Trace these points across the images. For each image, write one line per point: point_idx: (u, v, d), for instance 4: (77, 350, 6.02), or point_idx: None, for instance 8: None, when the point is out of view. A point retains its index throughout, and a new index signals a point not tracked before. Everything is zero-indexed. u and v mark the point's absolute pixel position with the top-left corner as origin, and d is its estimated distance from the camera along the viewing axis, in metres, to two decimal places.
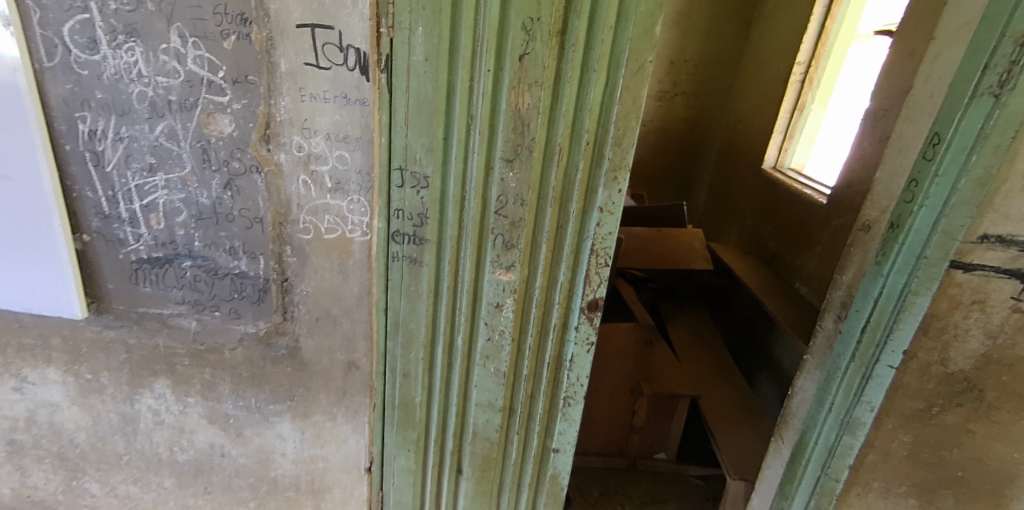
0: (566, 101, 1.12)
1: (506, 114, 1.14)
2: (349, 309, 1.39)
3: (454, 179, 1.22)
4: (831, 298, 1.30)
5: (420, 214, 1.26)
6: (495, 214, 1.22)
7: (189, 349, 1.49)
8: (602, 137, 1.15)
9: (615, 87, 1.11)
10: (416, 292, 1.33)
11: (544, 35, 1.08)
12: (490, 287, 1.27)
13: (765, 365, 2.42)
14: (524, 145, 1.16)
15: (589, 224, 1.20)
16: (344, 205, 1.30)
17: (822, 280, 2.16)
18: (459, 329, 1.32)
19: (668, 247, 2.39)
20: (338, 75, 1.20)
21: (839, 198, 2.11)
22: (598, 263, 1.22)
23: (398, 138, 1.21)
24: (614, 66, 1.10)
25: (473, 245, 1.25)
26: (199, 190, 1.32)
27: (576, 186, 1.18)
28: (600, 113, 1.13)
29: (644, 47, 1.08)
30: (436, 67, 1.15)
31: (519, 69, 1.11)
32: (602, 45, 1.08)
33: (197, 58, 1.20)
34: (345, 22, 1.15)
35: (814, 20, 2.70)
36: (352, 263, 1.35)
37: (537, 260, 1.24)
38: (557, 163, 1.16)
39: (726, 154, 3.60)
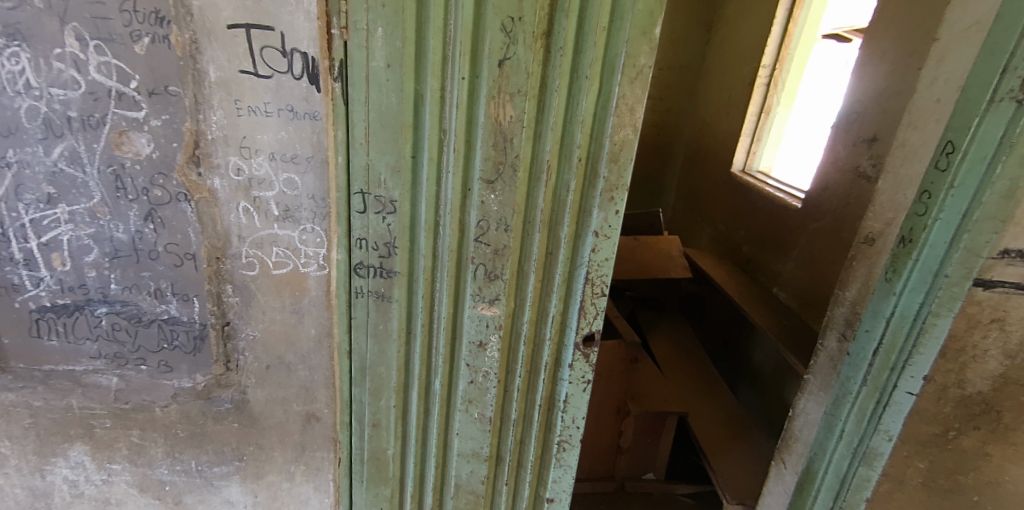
0: (555, 112, 0.98)
1: (485, 128, 0.99)
2: (305, 354, 1.20)
3: (426, 203, 1.06)
4: (834, 314, 1.38)
5: (387, 243, 1.09)
6: (475, 242, 1.06)
7: (111, 410, 1.26)
8: (596, 153, 1.01)
9: (609, 96, 0.98)
10: (385, 332, 1.16)
11: (527, 38, 0.94)
12: (471, 324, 1.12)
13: (743, 371, 2.46)
14: (506, 163, 1.01)
15: (583, 250, 1.06)
16: (295, 236, 1.11)
17: (800, 285, 2.24)
18: (436, 372, 1.17)
19: (646, 255, 2.44)
20: (282, 84, 1.01)
21: (816, 203, 2.20)
22: (593, 293, 1.09)
23: (357, 157, 1.04)
24: (608, 72, 0.97)
25: (450, 277, 1.10)
26: (113, 223, 1.09)
27: (568, 209, 1.04)
28: (592, 126, 1.00)
29: (642, 50, 0.95)
30: (400, 75, 0.99)
31: (499, 76, 0.96)
32: (595, 49, 0.95)
33: (101, 66, 0.98)
34: (289, 21, 0.96)
35: (777, 24, 2.74)
36: (307, 302, 1.16)
37: (524, 291, 1.10)
38: (546, 182, 1.02)
39: (694, 157, 3.60)
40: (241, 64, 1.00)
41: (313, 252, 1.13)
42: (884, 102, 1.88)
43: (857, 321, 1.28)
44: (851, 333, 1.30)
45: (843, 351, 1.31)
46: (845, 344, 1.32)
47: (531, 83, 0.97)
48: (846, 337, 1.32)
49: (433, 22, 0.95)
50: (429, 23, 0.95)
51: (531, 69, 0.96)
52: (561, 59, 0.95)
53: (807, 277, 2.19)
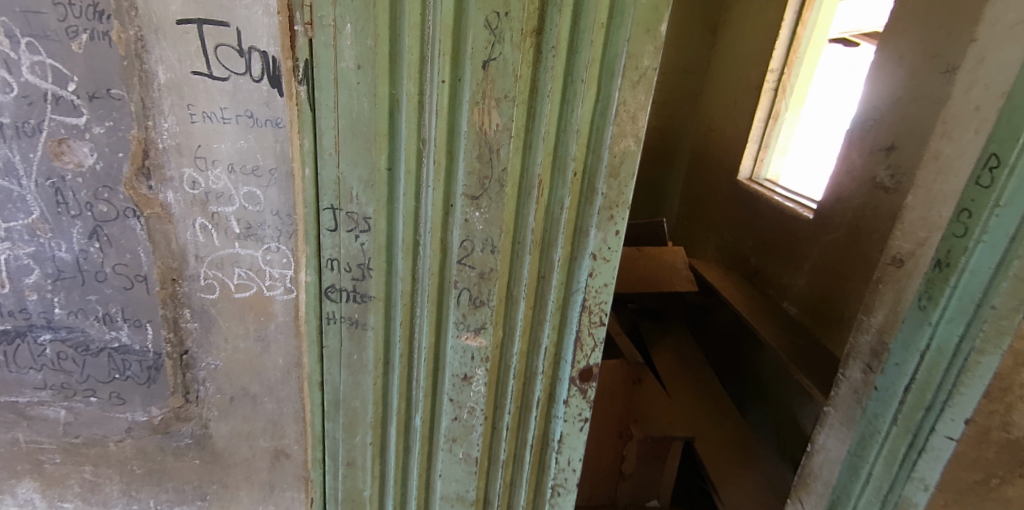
0: (546, 120, 0.87)
1: (468, 137, 0.87)
2: (271, 385, 1.08)
3: (403, 222, 0.94)
4: (859, 343, 1.30)
5: (361, 265, 0.97)
6: (457, 264, 0.95)
7: (61, 444, 1.14)
8: (593, 166, 0.90)
9: (609, 102, 0.86)
10: (358, 363, 1.04)
11: (515, 35, 0.82)
12: (454, 355, 1.00)
13: (751, 387, 2.37)
14: (493, 178, 0.89)
15: (579, 274, 0.95)
16: (258, 258, 0.99)
17: (811, 299, 2.14)
18: (417, 407, 1.05)
19: (649, 268, 2.34)
20: (239, 86, 0.89)
21: (828, 213, 2.09)
22: (591, 323, 0.98)
23: (326, 169, 0.92)
24: (606, 75, 0.86)
25: (431, 303, 0.98)
26: (54, 242, 0.97)
27: (563, 229, 0.93)
28: (590, 136, 0.89)
29: (646, 50, 0.84)
30: (373, 77, 0.87)
31: (483, 79, 0.84)
32: (591, 48, 0.83)
33: (35, 66, 0.87)
34: (246, 16, 0.85)
35: (785, 27, 2.63)
36: (273, 329, 1.04)
37: (513, 320, 0.98)
38: (537, 199, 0.91)
39: (699, 164, 3.50)
40: (193, 64, 0.88)
41: (278, 274, 1.01)
42: (903, 107, 1.76)
43: (888, 354, 1.20)
44: (877, 365, 1.24)
45: (870, 384, 1.25)
46: (871, 375, 1.24)
47: (520, 86, 0.85)
48: (873, 370, 1.24)
49: (408, 16, 0.84)
50: (404, 18, 0.84)
51: (520, 70, 0.84)
52: (554, 58, 0.84)
53: (820, 291, 2.09)
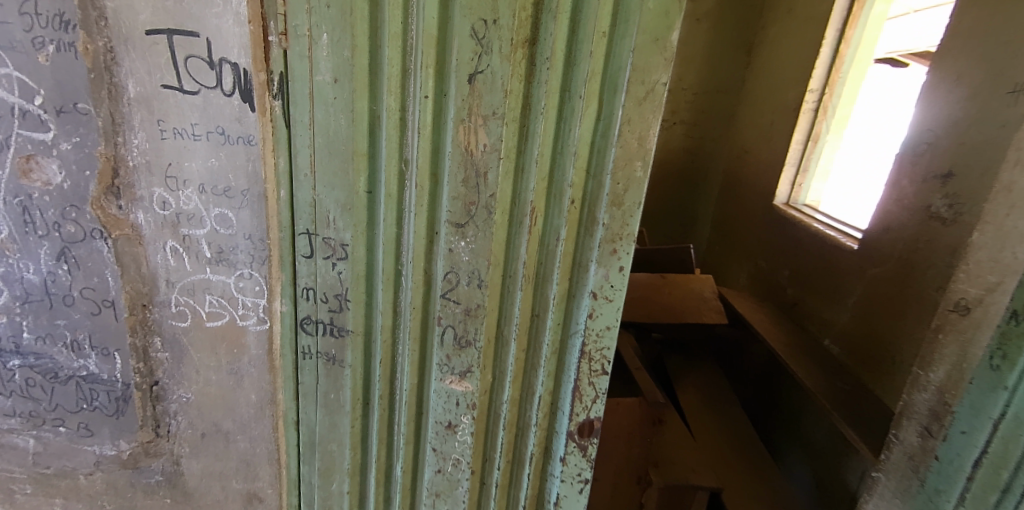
0: (540, 141, 0.77)
1: (452, 158, 0.78)
2: (243, 422, 1.00)
3: (383, 251, 0.85)
4: (915, 402, 1.18)
5: (338, 296, 0.88)
6: (441, 299, 0.85)
7: (30, 474, 1.08)
8: (593, 193, 0.79)
9: (611, 121, 0.76)
10: (334, 403, 0.94)
11: (505, 46, 0.73)
12: (438, 400, 0.90)
13: (790, 432, 2.18)
14: (480, 204, 0.80)
15: (578, 314, 0.84)
16: (231, 285, 0.92)
17: (854, 339, 1.96)
18: (397, 455, 0.95)
19: (674, 297, 2.19)
20: (211, 101, 0.82)
21: (875, 244, 1.91)
22: (591, 371, 0.87)
23: (302, 191, 0.84)
24: (608, 91, 0.75)
25: (413, 341, 0.88)
26: (22, 262, 0.92)
27: (560, 263, 0.82)
28: (590, 159, 0.78)
29: (654, 62, 0.73)
30: (351, 93, 0.79)
31: (470, 94, 0.75)
32: (591, 60, 0.73)
33: (2, 79, 0.83)
34: (215, 26, 0.78)
35: (826, 45, 2.47)
36: (245, 361, 0.96)
37: (504, 363, 0.88)
38: (530, 229, 0.81)
39: (731, 188, 3.33)
40: (161, 77, 0.82)
41: (252, 303, 0.92)
42: (962, 131, 1.59)
43: (950, 419, 1.08)
44: (937, 431, 1.11)
45: (929, 452, 1.12)
46: (930, 441, 1.12)
47: (510, 102, 0.76)
48: (931, 434, 1.13)
49: (387, 25, 0.75)
50: (384, 27, 0.76)
51: (510, 84, 0.75)
52: (548, 71, 0.74)
53: (866, 331, 1.91)
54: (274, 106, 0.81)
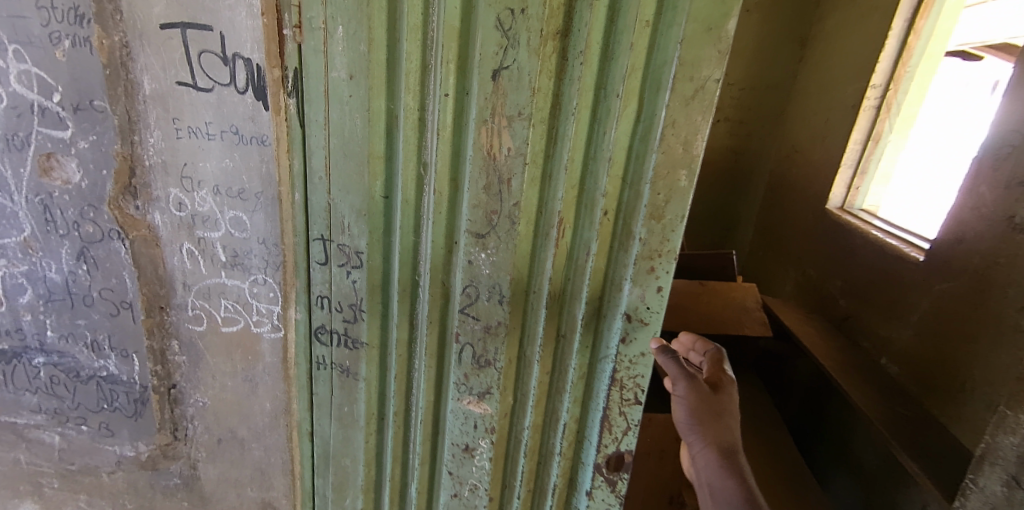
0: (571, 145, 0.69)
1: (473, 162, 0.71)
2: (258, 431, 0.97)
3: (399, 260, 0.79)
4: (998, 445, 0.99)
5: (352, 306, 0.83)
6: (459, 314, 0.79)
7: (57, 470, 1.09)
8: (630, 205, 0.71)
9: (653, 122, 0.67)
10: (348, 418, 0.90)
11: (534, 37, 0.65)
12: (455, 421, 0.84)
13: (839, 457, 2.03)
14: (502, 214, 0.72)
15: (609, 338, 0.77)
16: (247, 290, 0.88)
17: (915, 360, 1.81)
18: (413, 474, 0.91)
19: (715, 306, 2.06)
20: (224, 98, 0.78)
21: (945, 258, 1.73)
22: (622, 399, 0.80)
23: (316, 196, 0.79)
24: (650, 88, 0.66)
25: (430, 358, 0.82)
26: (45, 261, 0.92)
27: (592, 280, 0.74)
28: (627, 167, 0.70)
29: (706, 54, 0.64)
30: (366, 90, 0.72)
31: (493, 92, 0.67)
32: (632, 53, 0.65)
33: (22, 75, 0.82)
34: (229, 18, 0.74)
35: (893, 36, 2.26)
36: (260, 370, 0.93)
37: (526, 386, 0.81)
38: (558, 242, 0.73)
39: (780, 188, 3.14)
40: (175, 72, 0.78)
41: (268, 310, 0.89)
42: None
43: None
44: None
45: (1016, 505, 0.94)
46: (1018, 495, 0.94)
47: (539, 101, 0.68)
48: (1019, 484, 0.94)
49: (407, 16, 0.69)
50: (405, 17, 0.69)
51: (539, 81, 0.67)
52: (583, 66, 0.66)
53: (931, 353, 1.74)
54: (287, 104, 0.76)
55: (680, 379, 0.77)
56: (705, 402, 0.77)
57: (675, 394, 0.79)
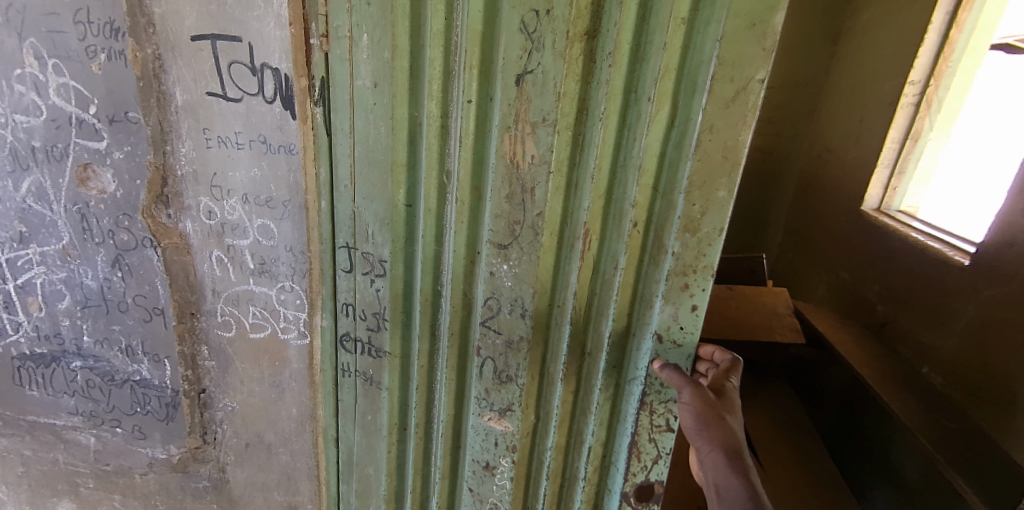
0: (598, 152, 0.68)
1: (496, 171, 0.70)
2: (284, 437, 0.98)
3: (422, 270, 0.79)
4: None
5: (376, 314, 0.83)
6: (481, 327, 0.78)
7: (92, 470, 1.12)
8: (661, 217, 0.69)
9: (687, 129, 0.65)
10: (372, 426, 0.90)
11: (560, 39, 0.64)
12: (476, 437, 0.84)
13: (876, 468, 1.98)
14: (525, 223, 0.71)
15: (638, 357, 0.75)
16: (274, 297, 0.89)
17: (961, 370, 1.74)
18: (434, 485, 0.90)
19: (744, 311, 2.03)
20: (253, 107, 0.79)
21: (995, 262, 1.66)
22: (652, 425, 0.78)
23: (342, 204, 0.79)
24: (684, 92, 0.65)
25: (454, 367, 0.82)
26: (82, 268, 0.94)
27: (622, 294, 0.73)
28: (659, 176, 0.68)
29: (745, 53, 0.61)
30: (390, 98, 0.72)
31: (518, 98, 0.67)
32: (664, 54, 0.63)
33: (61, 88, 0.84)
34: (258, 27, 0.75)
35: (933, 30, 2.20)
36: (287, 378, 0.94)
37: (549, 401, 0.80)
38: (583, 254, 0.72)
39: (811, 188, 3.06)
40: (206, 82, 0.79)
41: (293, 317, 0.89)
42: None
43: None
44: None
45: None
46: None
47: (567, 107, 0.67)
48: None
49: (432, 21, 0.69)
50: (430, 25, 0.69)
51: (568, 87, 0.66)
52: (611, 70, 0.65)
53: (977, 364, 1.68)
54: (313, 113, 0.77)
55: (685, 387, 0.70)
56: (711, 408, 0.70)
57: (680, 402, 0.72)
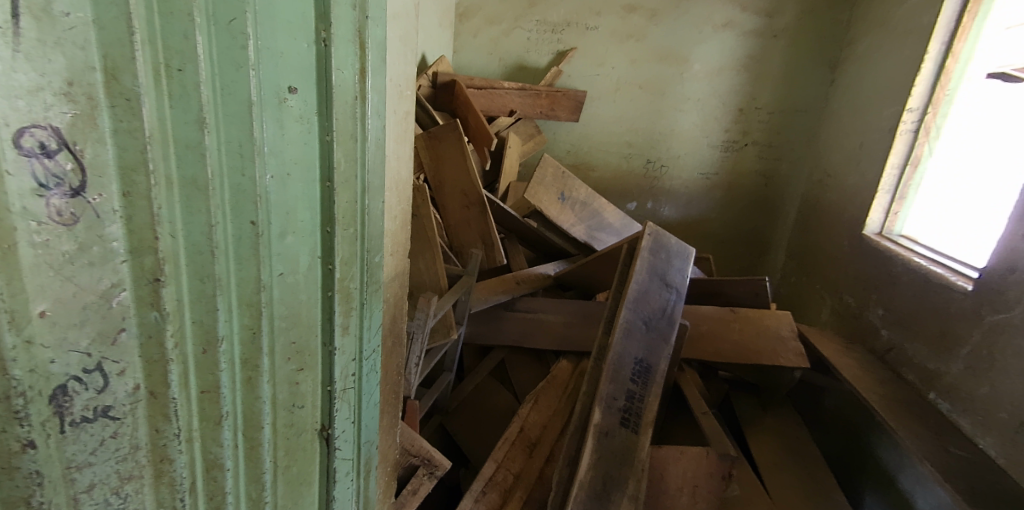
0: (119, 239, 0.59)
1: (191, 263, 0.66)
2: (94, 477, 0.62)
3: (328, 287, 0.82)
4: None
5: (359, 326, 0.91)
6: (79, 403, 0.59)
7: None
8: (151, 338, 0.64)
9: (148, 254, 0.61)
10: (306, 398, 0.85)
11: (77, 118, 0.53)
12: (289, 443, 0.84)
13: (879, 494, 1.98)
14: (210, 299, 0.68)
15: (330, 417, 0.89)
16: (66, 337, 0.56)
17: (966, 395, 1.74)
18: (354, 473, 0.99)
19: (746, 333, 2.06)
20: (36, 111, 0.50)
21: (999, 287, 1.67)
22: (325, 458, 0.91)
23: (323, 224, 0.78)
24: (135, 221, 0.59)
25: (313, 374, 0.85)
26: None
27: (163, 329, 0.64)
28: (116, 296, 0.60)
29: (124, 193, 0.58)
30: (320, 122, 0.74)
31: (125, 172, 0.58)
32: (123, 157, 0.57)
33: None
34: (25, 17, 0.48)
35: (929, 59, 2.25)
36: (119, 392, 0.62)
37: (305, 435, 0.87)
38: (329, 307, 0.83)
39: (812, 212, 3.10)
40: None
41: (118, 351, 0.61)
42: None
43: None
44: None
45: None
46: None
47: (64, 75, 0.51)
48: None
49: (112, 13, 0.53)
50: (109, 25, 0.53)
51: (124, 94, 0.56)
52: (61, 133, 0.52)
53: (983, 394, 1.67)
54: None
55: None
56: None
57: None
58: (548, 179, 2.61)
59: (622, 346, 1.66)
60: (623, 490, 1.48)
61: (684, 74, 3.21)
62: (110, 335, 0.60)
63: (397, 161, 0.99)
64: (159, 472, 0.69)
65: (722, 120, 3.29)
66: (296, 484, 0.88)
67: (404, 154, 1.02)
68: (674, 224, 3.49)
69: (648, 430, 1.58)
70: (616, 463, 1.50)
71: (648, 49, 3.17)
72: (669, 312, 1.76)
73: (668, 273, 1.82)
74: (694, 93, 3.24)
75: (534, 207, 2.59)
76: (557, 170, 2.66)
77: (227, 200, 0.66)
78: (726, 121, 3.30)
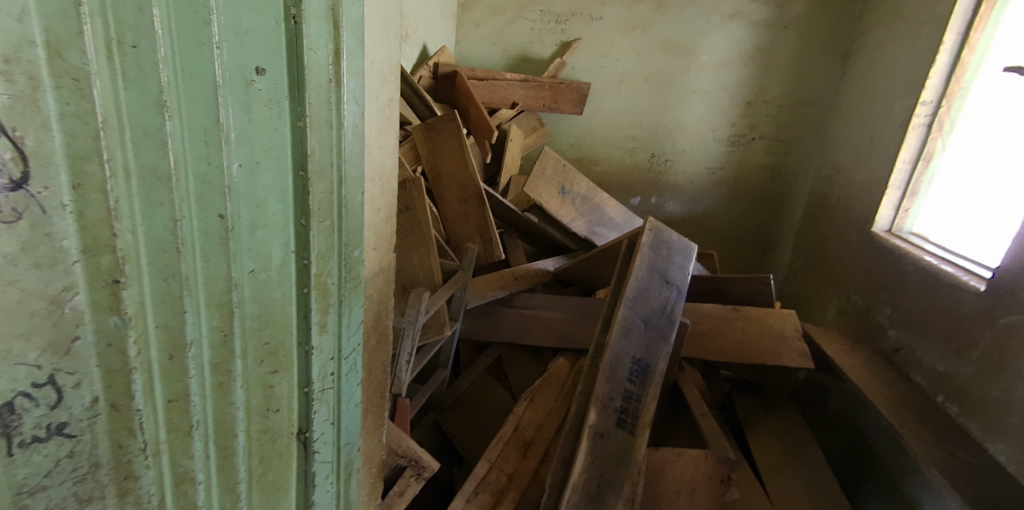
0: (69, 237, 0.53)
1: (154, 263, 0.61)
2: (49, 502, 0.57)
3: (303, 284, 0.78)
4: None
5: (337, 324, 0.86)
6: (29, 421, 0.53)
7: None
8: (110, 345, 0.59)
9: (104, 252, 0.57)
10: (281, 401, 0.81)
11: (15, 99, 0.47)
12: (263, 447, 0.81)
13: (883, 499, 1.93)
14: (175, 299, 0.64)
15: (307, 419, 0.85)
16: (11, 350, 0.51)
17: (975, 400, 1.68)
18: (335, 479, 0.95)
19: (748, 332, 2.01)
20: None
21: (1013, 287, 1.61)
22: (303, 462, 0.88)
23: (297, 215, 0.74)
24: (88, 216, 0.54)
25: (288, 376, 0.81)
26: None
27: (125, 335, 0.60)
28: (70, 300, 0.55)
29: (75, 185, 0.53)
30: (290, 106, 0.70)
31: (76, 163, 0.52)
32: (72, 143, 0.52)
33: None
34: None
35: (944, 51, 2.18)
36: (75, 407, 0.57)
37: (280, 439, 0.83)
38: (303, 304, 0.79)
39: (819, 208, 3.02)
40: None
41: (73, 362, 0.56)
42: None
43: None
44: None
45: None
46: None
47: None
48: None
49: None
50: None
51: (71, 72, 0.50)
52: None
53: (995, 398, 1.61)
54: None
55: None
56: None
57: None
58: (548, 173, 2.56)
59: (619, 345, 1.61)
60: (619, 493, 1.44)
61: (691, 66, 3.14)
62: (64, 344, 0.55)
63: (380, 151, 0.95)
64: (124, 492, 0.64)
65: (728, 113, 3.22)
66: (272, 491, 0.85)
67: (387, 143, 0.97)
68: (678, 219, 3.43)
69: (646, 431, 1.54)
70: (612, 465, 1.46)
71: (653, 40, 3.10)
72: (669, 311, 1.72)
73: (668, 270, 1.77)
74: (700, 85, 3.17)
75: (533, 201, 2.54)
76: (557, 163, 2.60)
77: (189, 191, 0.62)
78: (732, 114, 3.23)
